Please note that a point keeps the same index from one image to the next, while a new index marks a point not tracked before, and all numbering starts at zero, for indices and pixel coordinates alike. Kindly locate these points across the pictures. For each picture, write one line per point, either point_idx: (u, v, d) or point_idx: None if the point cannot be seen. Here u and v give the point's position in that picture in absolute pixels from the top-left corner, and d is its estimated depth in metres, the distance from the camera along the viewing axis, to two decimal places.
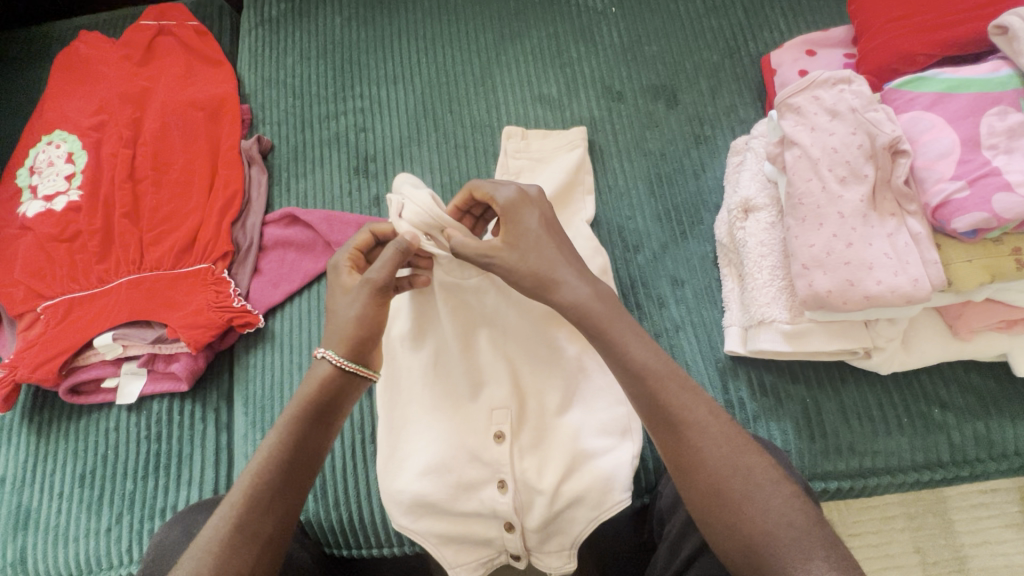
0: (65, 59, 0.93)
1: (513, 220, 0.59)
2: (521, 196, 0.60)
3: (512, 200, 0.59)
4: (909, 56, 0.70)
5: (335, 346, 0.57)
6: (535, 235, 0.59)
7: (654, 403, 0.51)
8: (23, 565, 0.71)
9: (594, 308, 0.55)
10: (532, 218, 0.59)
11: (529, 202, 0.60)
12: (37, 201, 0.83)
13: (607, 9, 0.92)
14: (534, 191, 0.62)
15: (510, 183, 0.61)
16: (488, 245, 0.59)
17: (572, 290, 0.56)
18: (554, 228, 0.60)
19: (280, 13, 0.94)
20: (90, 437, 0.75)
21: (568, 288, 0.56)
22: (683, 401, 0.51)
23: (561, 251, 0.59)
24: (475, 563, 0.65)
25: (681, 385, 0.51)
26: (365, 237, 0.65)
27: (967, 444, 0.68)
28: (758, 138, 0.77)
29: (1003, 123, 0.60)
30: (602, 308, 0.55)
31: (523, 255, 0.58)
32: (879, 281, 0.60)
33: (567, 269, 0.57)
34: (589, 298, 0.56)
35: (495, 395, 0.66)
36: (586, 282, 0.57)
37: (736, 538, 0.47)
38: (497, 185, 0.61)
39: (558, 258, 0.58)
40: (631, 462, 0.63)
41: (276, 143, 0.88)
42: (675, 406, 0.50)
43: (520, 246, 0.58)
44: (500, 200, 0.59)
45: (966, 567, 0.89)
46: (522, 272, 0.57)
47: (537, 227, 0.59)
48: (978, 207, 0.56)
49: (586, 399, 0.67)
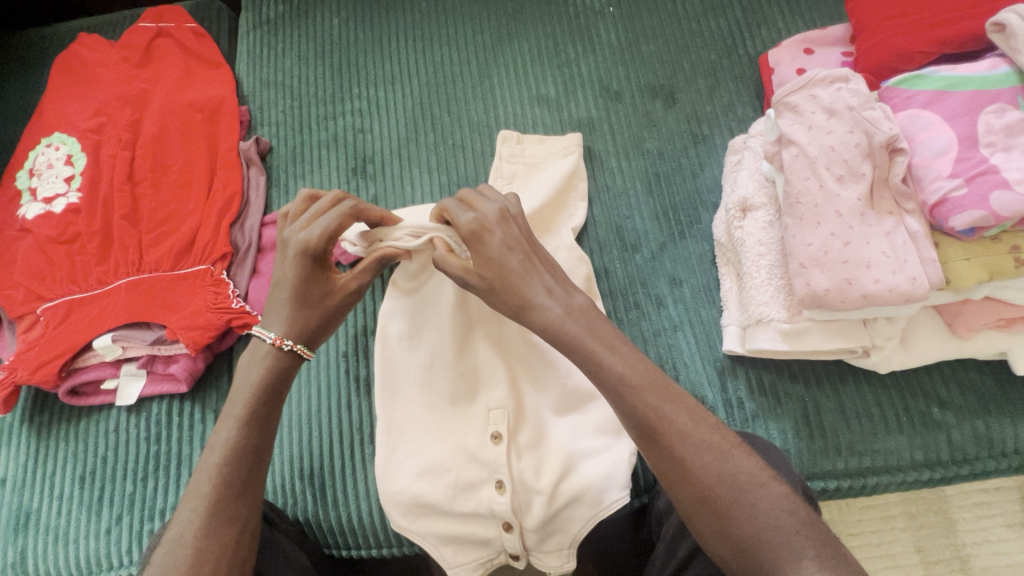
0: (64, 61, 0.94)
1: (478, 244, 0.58)
2: (481, 220, 0.58)
3: (471, 226, 0.58)
4: (907, 54, 0.70)
5: (304, 339, 0.58)
6: (499, 259, 0.57)
7: (645, 409, 0.50)
8: (23, 566, 0.72)
9: (569, 325, 0.54)
10: (496, 240, 0.57)
11: (490, 225, 0.58)
12: (36, 203, 0.84)
13: (605, 8, 0.92)
14: (495, 211, 0.59)
15: (467, 209, 0.59)
16: (462, 270, 0.59)
17: (545, 311, 0.55)
18: (519, 246, 0.58)
19: (278, 14, 0.94)
20: (90, 438, 0.76)
21: (542, 310, 0.55)
22: (673, 404, 0.51)
23: (530, 271, 0.57)
24: (474, 563, 0.64)
25: (666, 394, 0.51)
26: (301, 201, 0.62)
27: (966, 443, 0.67)
28: (756, 137, 0.77)
29: (1001, 120, 0.60)
30: (577, 328, 0.54)
31: (491, 281, 0.57)
32: (876, 279, 0.59)
33: (536, 289, 0.56)
34: (562, 320, 0.55)
35: (491, 395, 0.67)
36: (558, 300, 0.56)
37: (730, 539, 0.47)
38: (462, 208, 0.60)
39: (529, 280, 0.56)
40: (628, 460, 0.63)
41: (275, 145, 0.88)
42: (656, 418, 0.50)
43: (486, 271, 0.57)
44: (462, 228, 0.59)
45: (968, 567, 0.89)
46: (496, 299, 0.57)
47: (500, 251, 0.57)
48: (974, 205, 0.56)
49: (582, 402, 0.68)
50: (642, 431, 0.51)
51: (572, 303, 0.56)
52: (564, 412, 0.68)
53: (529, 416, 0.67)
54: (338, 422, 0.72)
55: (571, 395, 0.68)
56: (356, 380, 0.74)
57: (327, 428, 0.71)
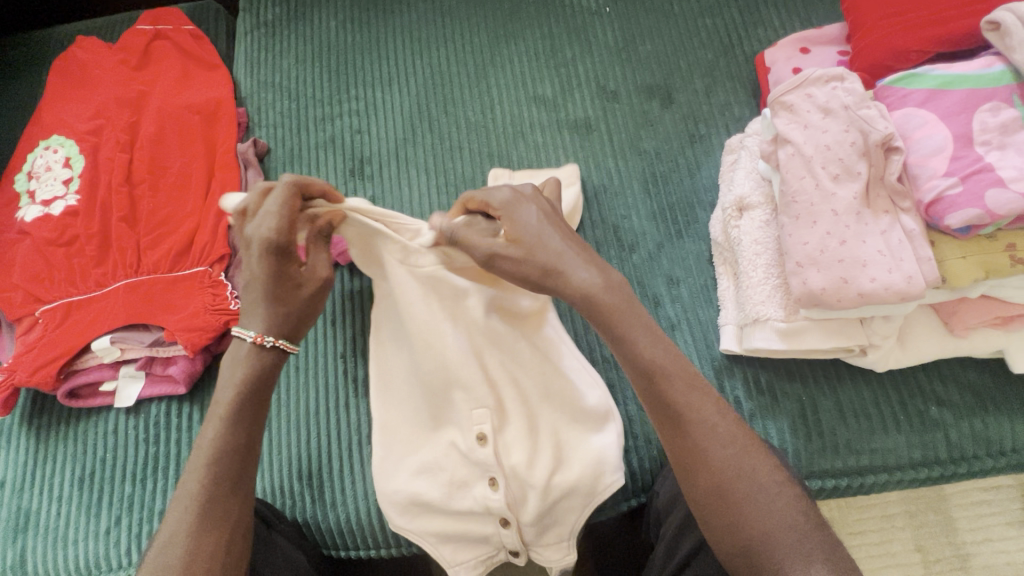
0: (62, 64, 0.94)
1: (511, 220, 0.57)
2: (517, 196, 0.59)
3: (508, 201, 0.59)
4: (903, 53, 0.70)
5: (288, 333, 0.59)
6: (537, 228, 0.57)
7: (665, 399, 0.51)
8: (23, 568, 0.72)
9: (608, 300, 0.53)
10: (532, 213, 0.58)
11: (524, 201, 0.59)
12: (35, 205, 0.84)
13: (601, 9, 0.92)
14: (527, 190, 0.61)
15: (504, 187, 0.60)
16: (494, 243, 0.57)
17: (585, 278, 0.55)
18: (554, 220, 0.59)
19: (275, 16, 0.94)
20: (89, 439, 0.76)
21: (580, 274, 0.55)
22: (700, 394, 0.51)
23: (564, 240, 0.57)
24: (473, 561, 0.65)
25: (691, 384, 0.51)
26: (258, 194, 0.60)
27: (964, 441, 0.67)
28: (753, 136, 0.77)
29: (996, 118, 0.60)
30: (616, 302, 0.53)
31: (529, 249, 0.56)
32: (872, 278, 0.59)
33: (574, 255, 0.56)
34: (601, 290, 0.54)
35: (468, 394, 0.64)
36: (595, 268, 0.56)
37: (739, 536, 0.47)
38: (494, 189, 0.61)
39: (565, 249, 0.56)
40: (617, 443, 0.64)
41: (273, 147, 0.88)
42: (682, 404, 0.50)
43: (523, 238, 0.56)
44: (496, 203, 0.59)
45: (968, 566, 0.89)
46: (531, 266, 0.56)
47: (537, 222, 0.57)
48: (970, 203, 0.56)
49: (562, 391, 0.66)
50: (668, 417, 0.51)
51: (609, 274, 0.56)
52: (547, 403, 0.66)
53: (511, 411, 0.65)
54: (336, 423, 0.72)
55: (552, 386, 0.66)
56: (354, 380, 0.74)
57: (325, 429, 0.72)
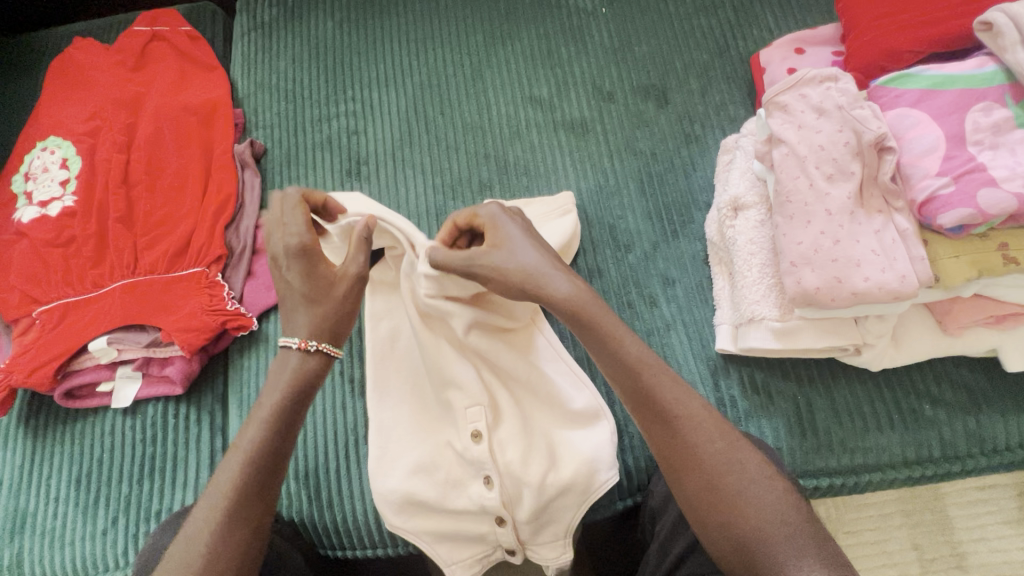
0: (59, 66, 0.94)
1: (494, 227, 0.60)
2: (502, 210, 0.61)
3: (493, 214, 0.61)
4: (896, 53, 0.70)
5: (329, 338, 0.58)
6: (519, 238, 0.59)
7: (655, 394, 0.52)
8: (20, 568, 0.72)
9: (584, 302, 0.55)
10: (514, 225, 0.60)
11: (509, 215, 0.61)
12: (32, 206, 0.84)
13: (597, 9, 0.92)
14: (513, 210, 0.63)
15: (490, 202, 0.62)
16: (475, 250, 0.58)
17: (564, 285, 0.56)
18: (535, 235, 0.61)
19: (270, 17, 0.94)
20: (86, 440, 0.76)
21: (559, 283, 0.56)
22: (685, 393, 0.53)
23: (544, 253, 0.59)
24: (470, 560, 0.65)
25: (675, 381, 0.53)
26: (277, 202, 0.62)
27: (958, 440, 0.68)
28: (747, 136, 0.77)
29: (988, 118, 0.60)
30: (592, 305, 0.55)
31: (511, 253, 0.57)
32: (866, 277, 0.60)
33: (552, 266, 0.57)
34: (579, 294, 0.56)
35: (463, 393, 0.64)
36: (572, 278, 0.57)
37: (732, 533, 0.48)
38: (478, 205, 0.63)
39: (546, 259, 0.58)
40: (610, 441, 0.65)
41: (269, 147, 0.88)
42: (671, 402, 0.52)
43: (505, 245, 0.58)
44: (481, 215, 0.61)
45: (964, 564, 0.89)
46: (511, 269, 0.56)
47: (520, 234, 0.59)
48: (962, 203, 0.56)
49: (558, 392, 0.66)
50: (658, 414, 0.52)
51: (586, 286, 0.58)
52: (543, 406, 0.67)
53: (506, 411, 0.65)
54: (332, 423, 0.72)
55: (547, 389, 0.66)
56: (350, 380, 0.74)
57: (321, 429, 0.72)
